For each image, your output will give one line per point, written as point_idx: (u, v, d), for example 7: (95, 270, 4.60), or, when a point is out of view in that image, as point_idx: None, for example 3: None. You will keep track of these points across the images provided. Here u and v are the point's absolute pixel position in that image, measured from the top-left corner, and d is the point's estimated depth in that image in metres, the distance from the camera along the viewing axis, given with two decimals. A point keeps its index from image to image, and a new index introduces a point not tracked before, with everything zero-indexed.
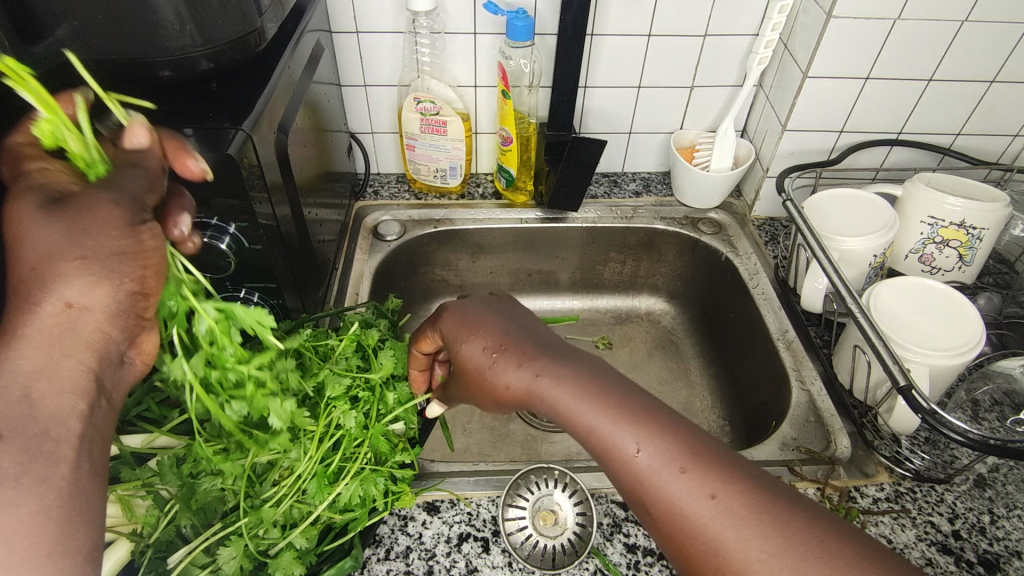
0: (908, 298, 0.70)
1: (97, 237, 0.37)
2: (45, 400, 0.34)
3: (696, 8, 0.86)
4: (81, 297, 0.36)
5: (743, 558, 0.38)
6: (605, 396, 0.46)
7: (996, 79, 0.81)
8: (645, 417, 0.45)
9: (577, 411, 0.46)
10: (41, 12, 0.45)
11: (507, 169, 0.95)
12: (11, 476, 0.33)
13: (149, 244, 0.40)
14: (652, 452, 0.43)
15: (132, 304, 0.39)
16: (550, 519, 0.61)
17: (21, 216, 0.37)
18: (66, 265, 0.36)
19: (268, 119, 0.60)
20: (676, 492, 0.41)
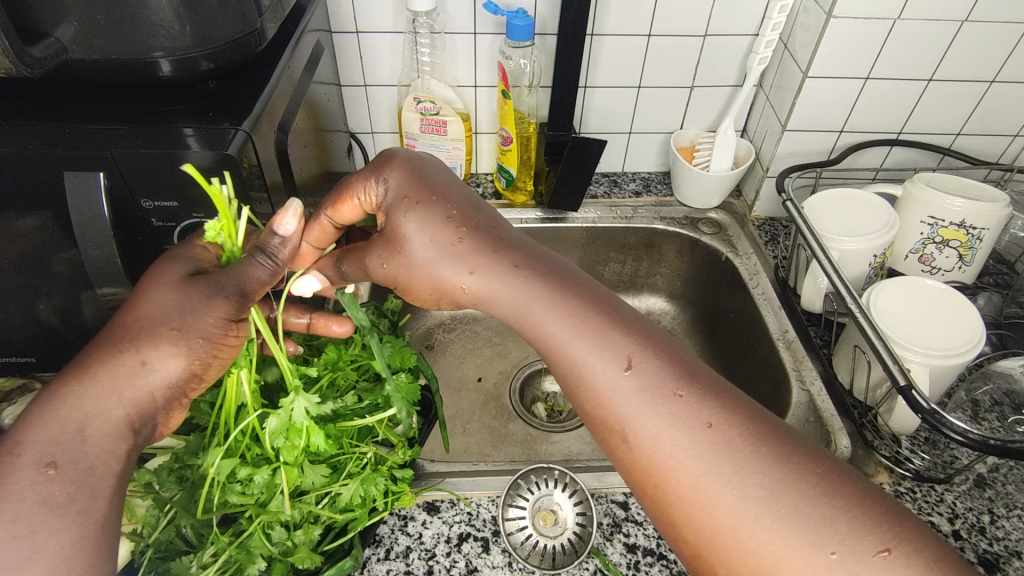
0: (909, 298, 0.70)
1: (198, 317, 0.44)
2: (92, 441, 0.40)
3: (696, 7, 0.86)
4: (159, 362, 0.43)
5: (738, 485, 0.38)
6: (595, 316, 0.45)
7: (996, 79, 0.81)
8: (640, 341, 0.44)
9: (563, 333, 0.45)
10: (41, 12, 0.45)
11: (507, 169, 0.95)
12: (59, 503, 0.37)
13: (231, 341, 0.47)
14: (645, 375, 0.43)
15: (188, 382, 0.45)
16: (550, 519, 0.61)
17: (158, 277, 0.45)
18: (159, 331, 0.43)
19: (268, 119, 0.60)
20: (672, 417, 0.41)
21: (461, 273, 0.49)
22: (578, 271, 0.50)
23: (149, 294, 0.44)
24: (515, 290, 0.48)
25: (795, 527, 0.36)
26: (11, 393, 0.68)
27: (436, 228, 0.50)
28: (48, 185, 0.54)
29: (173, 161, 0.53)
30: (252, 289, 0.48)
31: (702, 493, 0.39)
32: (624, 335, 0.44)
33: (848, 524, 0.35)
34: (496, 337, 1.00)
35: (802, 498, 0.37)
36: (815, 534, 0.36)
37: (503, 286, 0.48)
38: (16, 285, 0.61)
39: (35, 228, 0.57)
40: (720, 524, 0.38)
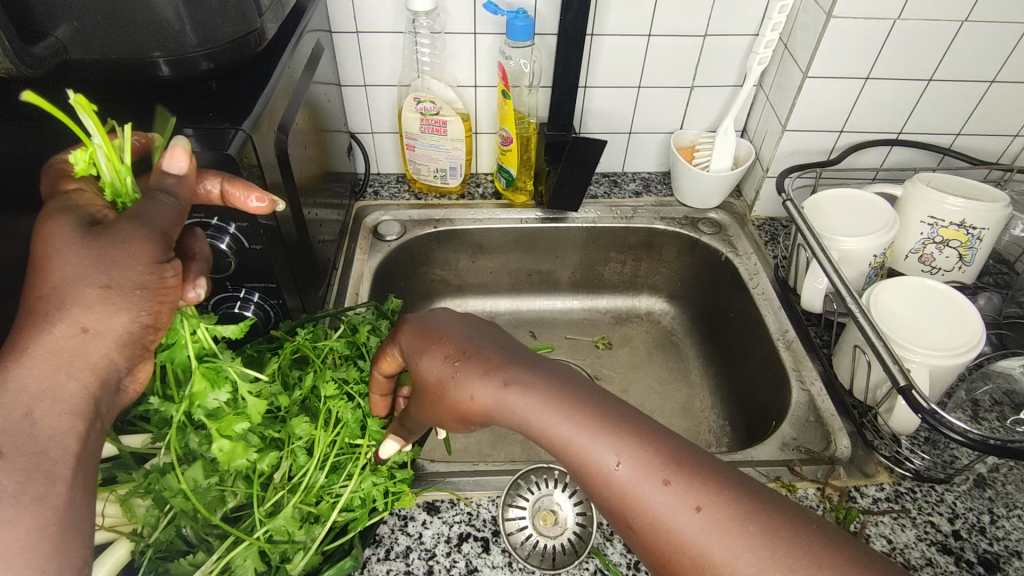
0: (908, 298, 0.70)
1: (125, 265, 0.38)
2: (45, 420, 0.35)
3: (697, 8, 0.86)
4: (96, 325, 0.37)
5: (736, 575, 0.35)
6: (583, 407, 0.41)
7: (996, 79, 0.81)
8: (623, 428, 0.40)
9: (545, 427, 0.42)
10: (41, 12, 0.45)
11: (507, 169, 0.95)
12: (8, 493, 0.33)
13: (171, 280, 0.41)
14: (638, 465, 0.39)
15: (138, 333, 0.40)
16: (549, 519, 0.62)
17: (57, 236, 0.38)
18: (84, 290, 0.37)
19: (268, 119, 0.60)
20: (662, 506, 0.37)
21: (466, 388, 0.45)
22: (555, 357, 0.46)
23: (57, 256, 0.37)
24: (516, 398, 0.43)
25: None
26: None
27: (439, 362, 0.47)
28: None
29: None
30: (170, 224, 0.42)
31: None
32: (612, 425, 0.40)
33: None
34: None
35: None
36: None
37: (499, 396, 0.43)
38: (16, 286, 0.61)
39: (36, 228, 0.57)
40: None
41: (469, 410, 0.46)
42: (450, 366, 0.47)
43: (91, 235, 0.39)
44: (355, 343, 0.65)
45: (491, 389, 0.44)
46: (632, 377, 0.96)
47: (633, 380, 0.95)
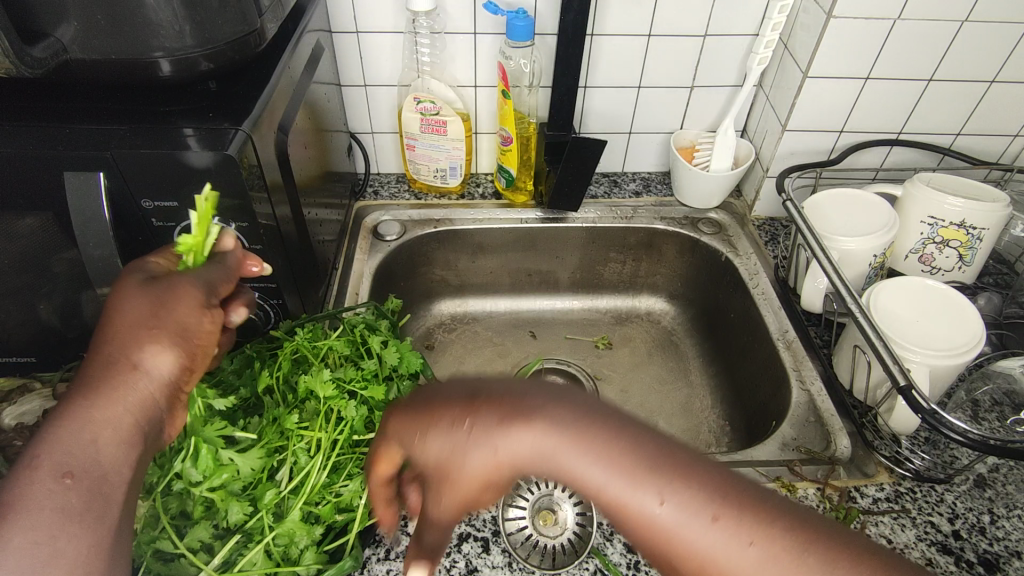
0: (907, 297, 0.70)
1: (175, 310, 0.44)
2: (106, 448, 0.39)
3: (696, 8, 0.86)
4: (150, 363, 0.42)
5: None
6: (620, 448, 0.35)
7: (996, 79, 0.81)
8: (658, 457, 0.35)
9: (577, 469, 0.35)
10: (42, 12, 0.45)
11: (507, 169, 0.95)
12: (76, 510, 0.36)
13: (206, 326, 0.46)
14: (718, 527, 0.33)
15: (177, 377, 0.44)
16: (550, 519, 0.63)
17: (127, 289, 0.44)
18: (141, 333, 0.42)
19: (268, 119, 0.60)
20: (715, 546, 0.33)
21: (486, 451, 0.36)
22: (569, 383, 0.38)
23: (122, 305, 0.43)
24: (530, 441, 0.36)
25: None
26: (11, 392, 0.68)
27: (450, 436, 0.37)
28: (48, 186, 0.54)
29: (172, 161, 0.53)
30: (215, 282, 0.49)
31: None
32: (645, 457, 0.35)
33: None
34: (496, 338, 1.01)
35: None
36: None
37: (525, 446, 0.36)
38: (17, 285, 0.61)
39: (36, 228, 0.57)
40: None
41: (492, 474, 0.37)
42: (461, 437, 0.37)
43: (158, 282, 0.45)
44: (354, 343, 0.64)
45: (522, 444, 0.36)
46: (632, 377, 0.96)
47: (633, 380, 0.95)
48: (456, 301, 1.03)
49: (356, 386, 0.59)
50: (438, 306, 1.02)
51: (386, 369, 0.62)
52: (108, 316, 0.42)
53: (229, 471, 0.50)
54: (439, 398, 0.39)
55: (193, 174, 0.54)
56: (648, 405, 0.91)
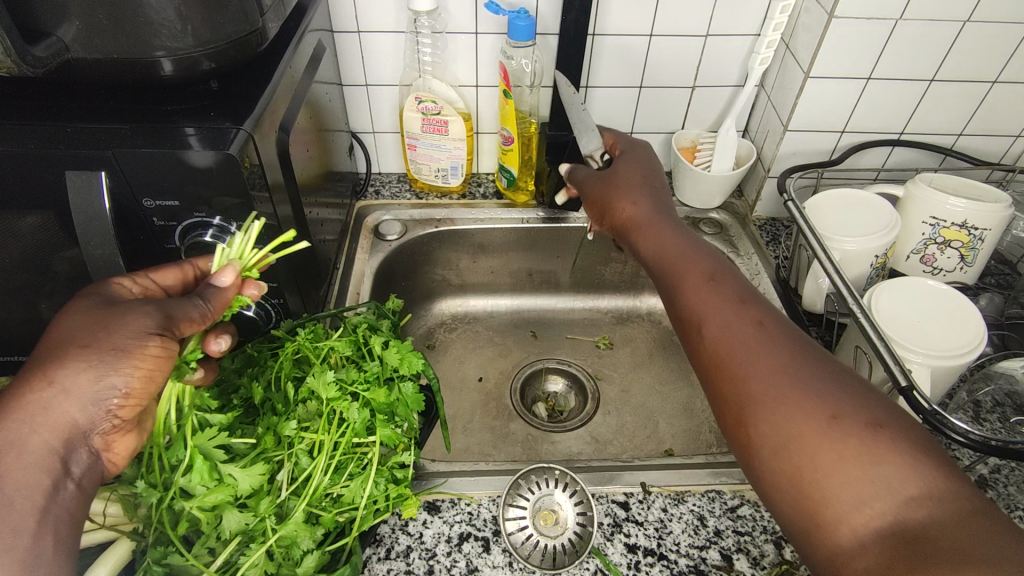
0: (908, 298, 0.70)
1: (113, 331, 0.44)
2: (11, 471, 0.39)
3: (698, 8, 0.86)
4: (68, 387, 0.42)
5: (770, 427, 0.46)
6: (736, 318, 0.54)
7: (998, 79, 0.81)
8: (783, 344, 0.50)
9: (704, 324, 0.55)
10: (44, 11, 0.44)
11: (507, 169, 0.95)
12: None
13: (151, 350, 0.45)
14: (792, 367, 0.48)
15: (111, 399, 0.44)
16: (550, 519, 0.62)
17: (77, 308, 0.46)
18: (70, 351, 0.43)
19: (268, 118, 0.59)
20: (786, 396, 0.47)
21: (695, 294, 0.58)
22: (724, 288, 0.57)
23: (65, 321, 0.45)
24: (689, 292, 0.58)
25: (833, 465, 0.42)
26: None
27: (667, 251, 0.64)
28: (50, 186, 0.54)
29: (172, 161, 0.53)
30: (180, 314, 0.48)
31: (825, 486, 0.42)
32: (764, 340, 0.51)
33: (868, 464, 0.41)
34: (498, 338, 1.01)
35: (859, 454, 0.42)
36: (862, 462, 0.41)
37: (709, 323, 0.55)
38: (18, 284, 0.62)
39: (37, 227, 0.57)
40: (776, 439, 0.46)
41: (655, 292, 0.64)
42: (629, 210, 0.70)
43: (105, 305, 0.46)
44: (358, 345, 0.64)
45: (647, 234, 0.67)
46: (633, 377, 0.95)
47: (633, 381, 0.95)
48: (457, 300, 1.03)
49: (359, 388, 0.59)
50: (438, 305, 1.02)
51: (387, 371, 0.61)
52: (49, 333, 0.44)
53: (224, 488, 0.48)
54: (622, 177, 0.73)
55: (193, 174, 0.54)
56: (649, 404, 0.91)
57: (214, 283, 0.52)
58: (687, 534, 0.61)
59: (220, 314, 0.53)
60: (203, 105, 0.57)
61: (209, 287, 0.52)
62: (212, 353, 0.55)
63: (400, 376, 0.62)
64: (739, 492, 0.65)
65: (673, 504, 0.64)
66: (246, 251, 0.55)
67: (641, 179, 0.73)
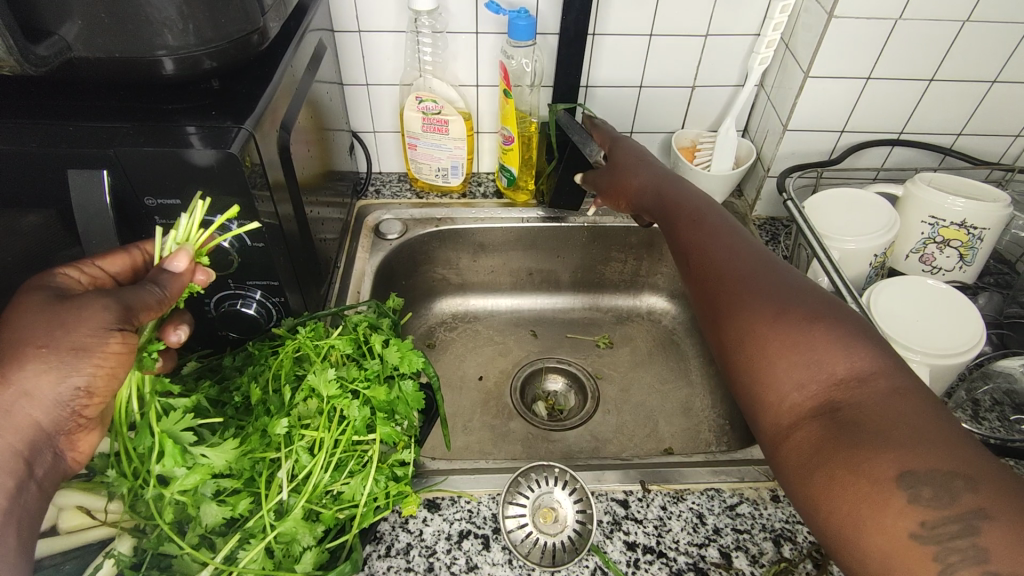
0: (907, 297, 0.70)
1: (70, 331, 0.43)
2: None
3: (698, 8, 0.86)
4: (26, 389, 0.42)
5: (728, 323, 0.53)
6: (718, 243, 0.60)
7: (997, 79, 0.81)
8: (755, 265, 0.56)
9: (690, 248, 0.63)
10: (46, 10, 0.45)
11: (507, 169, 0.96)
12: None
13: (113, 348, 0.45)
14: (757, 281, 0.54)
15: (73, 398, 0.44)
16: (550, 516, 0.62)
17: (28, 304, 0.45)
18: (27, 352, 0.42)
19: (269, 117, 0.59)
20: (747, 303, 0.52)
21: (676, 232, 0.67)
22: (704, 222, 0.64)
23: (15, 319, 0.44)
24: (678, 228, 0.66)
25: (785, 362, 0.47)
26: None
27: (659, 200, 0.72)
28: (52, 184, 0.54)
29: (173, 159, 0.53)
30: (138, 305, 0.47)
31: (772, 372, 0.48)
32: (738, 257, 0.57)
33: (821, 359, 0.46)
34: (498, 337, 1.01)
35: (806, 350, 0.46)
36: (814, 360, 0.46)
37: (692, 246, 0.62)
38: (20, 282, 0.62)
39: (39, 225, 0.57)
40: (733, 334, 0.52)
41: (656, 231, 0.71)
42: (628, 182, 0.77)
43: (60, 301, 0.45)
44: (358, 343, 0.64)
45: (641, 187, 0.75)
46: (632, 376, 0.96)
47: (633, 380, 0.95)
48: (456, 300, 1.03)
49: (360, 386, 0.59)
50: (438, 305, 1.02)
51: (387, 369, 0.62)
52: (2, 331, 0.43)
53: (200, 471, 0.49)
54: (627, 155, 0.79)
55: (194, 172, 0.54)
56: (649, 403, 0.91)
57: (168, 269, 0.50)
58: (686, 532, 0.62)
59: (177, 299, 0.52)
60: (200, 103, 0.57)
61: (162, 272, 0.50)
62: (172, 343, 0.55)
63: (401, 374, 0.62)
64: (739, 490, 0.65)
65: (672, 502, 0.64)
66: (192, 231, 0.53)
67: (639, 155, 0.79)
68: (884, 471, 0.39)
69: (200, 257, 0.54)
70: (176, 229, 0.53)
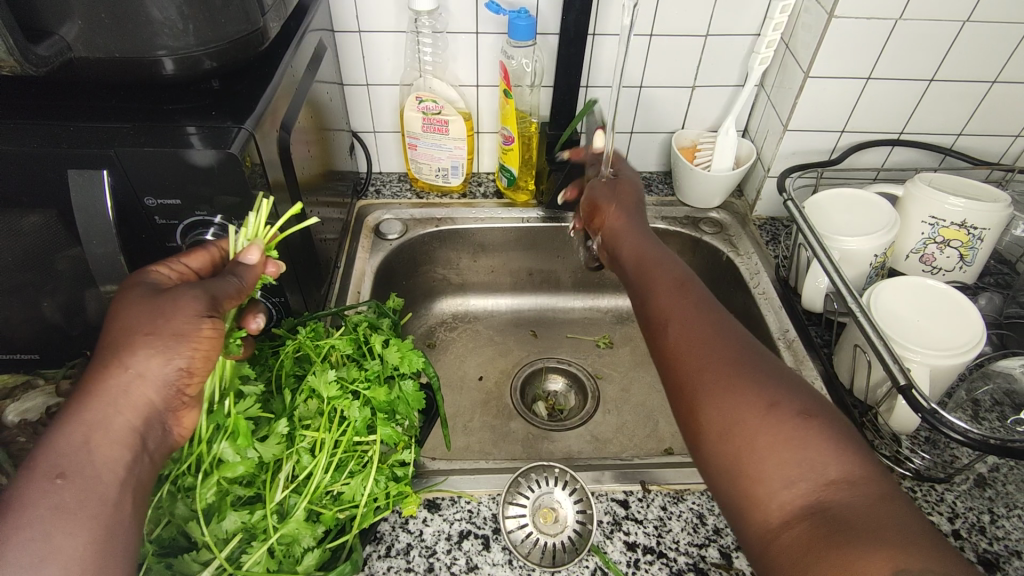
0: (907, 297, 0.70)
1: (170, 317, 0.45)
2: (99, 448, 0.42)
3: (698, 8, 0.86)
4: (140, 369, 0.44)
5: (714, 412, 0.47)
6: (716, 330, 0.53)
7: (998, 79, 0.81)
8: (754, 360, 0.50)
9: (687, 330, 0.54)
10: (47, 10, 0.45)
11: (507, 169, 0.96)
12: (69, 510, 0.39)
13: (206, 333, 0.46)
14: (754, 377, 0.48)
15: (179, 378, 0.46)
16: (550, 517, 0.62)
17: (134, 296, 0.47)
18: (135, 338, 0.44)
19: (270, 117, 0.59)
20: (734, 390, 0.48)
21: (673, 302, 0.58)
22: (704, 303, 0.56)
23: (126, 308, 0.46)
24: (671, 300, 0.58)
25: (773, 455, 0.44)
26: (14, 390, 0.68)
27: (656, 266, 0.63)
28: (52, 184, 0.54)
29: (172, 159, 0.53)
30: (222, 294, 0.49)
31: (762, 470, 0.43)
32: (732, 345, 0.51)
33: (804, 450, 0.43)
34: (498, 337, 1.01)
35: (786, 436, 0.44)
36: (793, 450, 0.43)
37: (689, 327, 0.54)
38: (19, 283, 0.62)
39: (39, 226, 0.57)
40: (708, 417, 0.48)
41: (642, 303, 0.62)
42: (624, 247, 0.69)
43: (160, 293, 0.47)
44: (358, 343, 0.64)
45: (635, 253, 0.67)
46: (633, 377, 0.95)
47: (633, 380, 0.95)
48: (456, 300, 1.03)
49: (360, 387, 0.59)
50: (438, 305, 1.02)
51: (387, 369, 0.62)
52: (112, 319, 0.45)
53: (245, 463, 0.50)
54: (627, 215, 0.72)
55: (194, 173, 0.54)
56: (649, 403, 0.91)
57: (243, 262, 0.53)
58: (686, 532, 0.62)
59: (251, 290, 0.54)
60: (201, 104, 0.57)
61: (238, 265, 0.53)
62: (253, 330, 0.58)
63: (400, 374, 0.62)
64: None
65: (672, 503, 0.64)
66: (259, 228, 0.56)
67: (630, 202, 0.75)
68: (874, 567, 0.36)
69: (268, 251, 0.56)
70: (246, 226, 0.55)
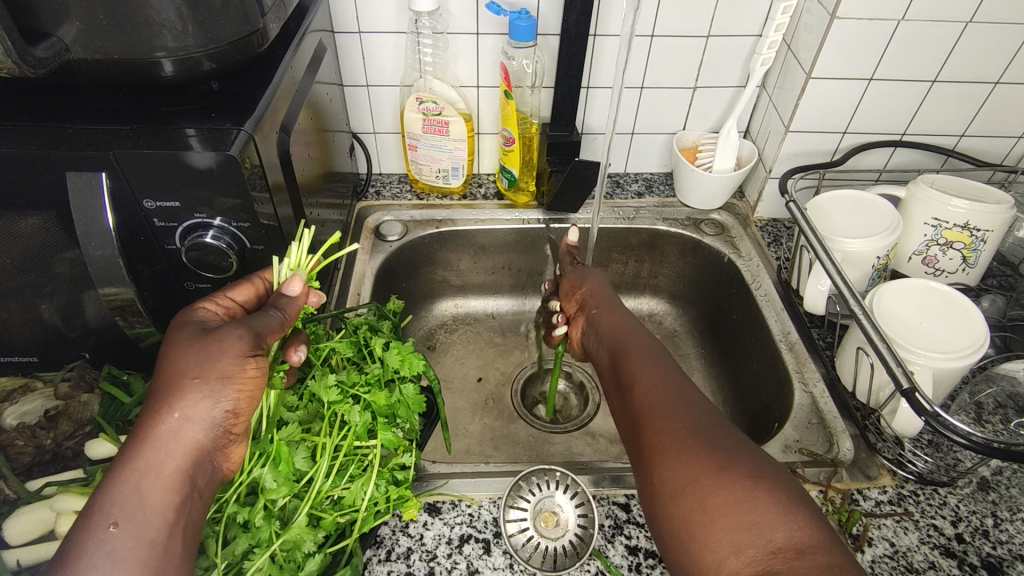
0: (912, 299, 0.70)
1: (217, 361, 0.45)
2: (150, 493, 0.42)
3: (700, 8, 0.86)
4: (187, 418, 0.44)
5: (663, 479, 0.49)
6: (667, 397, 0.54)
7: (1001, 80, 0.81)
8: (700, 423, 0.51)
9: (639, 398, 0.56)
10: (45, 11, 0.44)
11: (507, 170, 0.96)
12: (121, 557, 0.40)
13: (252, 372, 0.47)
14: (700, 441, 0.49)
15: (226, 420, 0.46)
16: (551, 521, 0.61)
17: (183, 338, 0.47)
18: (184, 382, 0.44)
19: (269, 119, 0.59)
20: (680, 455, 0.49)
21: (630, 367, 0.59)
22: (659, 368, 0.58)
23: (176, 352, 0.46)
24: (631, 367, 0.59)
25: (724, 521, 0.44)
26: (13, 392, 0.67)
27: (620, 331, 0.65)
28: (51, 186, 0.54)
29: (172, 161, 0.53)
30: (264, 330, 0.50)
31: (709, 537, 0.44)
32: (682, 409, 0.53)
33: (753, 515, 0.44)
34: (498, 339, 1.01)
35: (733, 503, 0.45)
36: (742, 516, 0.44)
37: (642, 395, 0.56)
38: (17, 285, 0.61)
39: (37, 228, 0.57)
40: (659, 481, 0.49)
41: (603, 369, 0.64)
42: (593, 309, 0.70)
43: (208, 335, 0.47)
44: (359, 346, 0.64)
45: (605, 315, 0.68)
46: None
47: None
48: (457, 302, 1.03)
49: (360, 390, 0.59)
50: (439, 306, 1.02)
51: (388, 372, 0.61)
52: (163, 363, 0.45)
53: (288, 485, 0.51)
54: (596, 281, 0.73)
55: (193, 175, 0.54)
56: None
57: (286, 293, 0.54)
58: None
59: (294, 321, 0.55)
60: (201, 104, 0.57)
61: (281, 296, 0.54)
62: (294, 362, 0.56)
63: (401, 377, 0.61)
64: None
65: None
66: (302, 260, 0.59)
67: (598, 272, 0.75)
68: None
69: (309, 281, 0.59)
70: (289, 257, 0.58)
